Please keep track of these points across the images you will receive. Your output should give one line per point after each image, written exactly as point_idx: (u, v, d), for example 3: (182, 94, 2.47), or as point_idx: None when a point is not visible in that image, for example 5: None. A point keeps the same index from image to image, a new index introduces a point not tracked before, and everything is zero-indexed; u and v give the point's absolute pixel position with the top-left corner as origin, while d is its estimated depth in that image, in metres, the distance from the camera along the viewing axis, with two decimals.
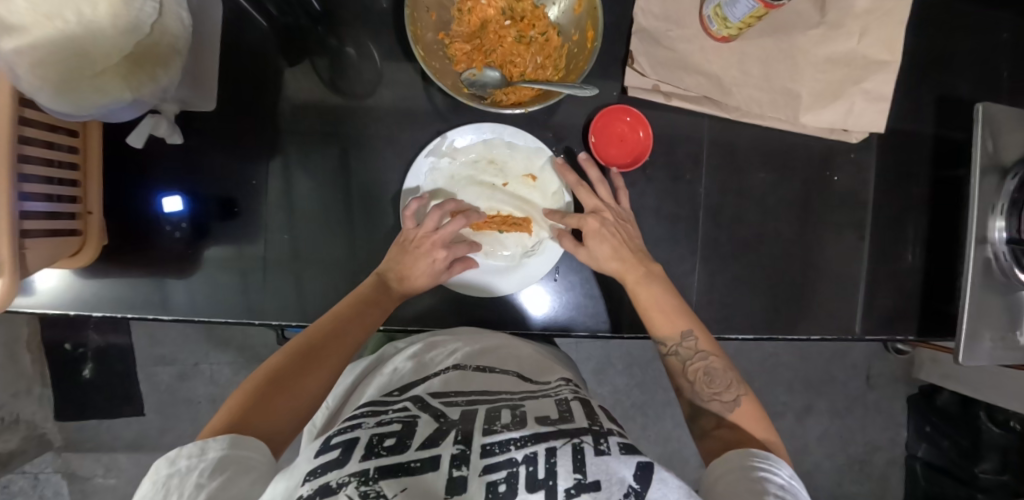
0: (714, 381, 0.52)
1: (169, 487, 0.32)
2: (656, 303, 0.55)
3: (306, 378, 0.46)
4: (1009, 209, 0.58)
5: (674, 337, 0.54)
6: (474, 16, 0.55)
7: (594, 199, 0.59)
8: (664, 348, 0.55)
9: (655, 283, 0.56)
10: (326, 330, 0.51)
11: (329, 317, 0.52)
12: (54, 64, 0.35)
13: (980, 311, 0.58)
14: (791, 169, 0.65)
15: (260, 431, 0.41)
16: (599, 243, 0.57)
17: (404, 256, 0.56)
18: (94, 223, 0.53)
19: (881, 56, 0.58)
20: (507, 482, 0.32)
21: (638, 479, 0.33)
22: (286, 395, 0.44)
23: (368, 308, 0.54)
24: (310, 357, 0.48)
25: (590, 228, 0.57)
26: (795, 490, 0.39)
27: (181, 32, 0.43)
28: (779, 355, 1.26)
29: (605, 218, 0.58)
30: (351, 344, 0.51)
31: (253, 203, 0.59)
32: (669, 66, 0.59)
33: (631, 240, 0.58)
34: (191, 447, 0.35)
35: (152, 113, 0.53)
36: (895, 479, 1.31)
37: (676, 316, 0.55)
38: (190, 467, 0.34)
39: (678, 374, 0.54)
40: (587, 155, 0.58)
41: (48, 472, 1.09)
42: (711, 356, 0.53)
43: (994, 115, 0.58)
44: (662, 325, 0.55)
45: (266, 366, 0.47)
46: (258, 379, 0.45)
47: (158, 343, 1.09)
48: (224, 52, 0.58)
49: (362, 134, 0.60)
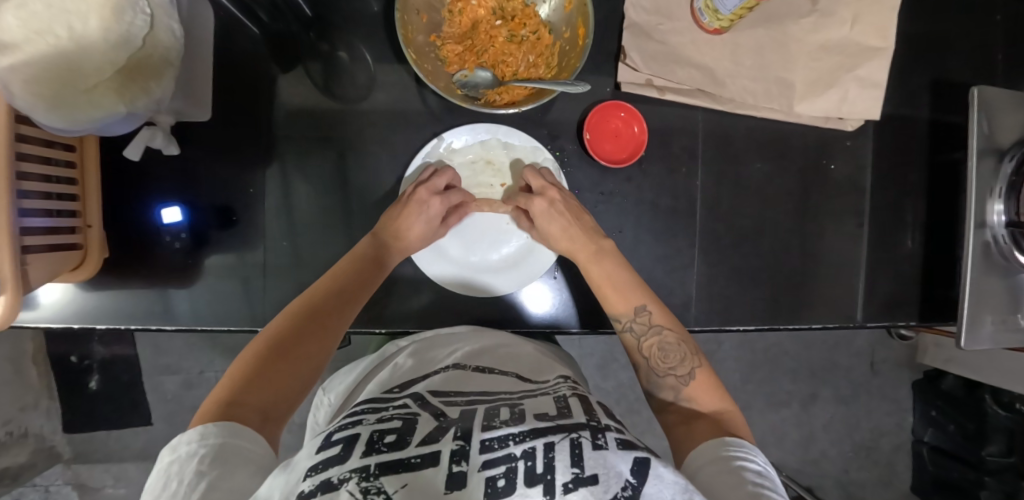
0: (669, 355, 0.53)
1: (170, 475, 0.34)
2: (609, 280, 0.57)
3: (311, 340, 0.47)
4: (1007, 192, 0.57)
5: (628, 312, 0.55)
6: (465, 17, 0.56)
7: (540, 179, 0.59)
8: (618, 325, 0.56)
9: (609, 261, 0.57)
10: (325, 293, 0.51)
11: (326, 279, 0.53)
12: (48, 79, 0.36)
13: (981, 295, 0.58)
14: (787, 158, 0.65)
15: (265, 403, 0.42)
16: (549, 220, 0.57)
17: (403, 209, 0.57)
18: (94, 236, 0.53)
19: (873, 43, 0.58)
20: (506, 476, 0.32)
21: (636, 474, 0.33)
22: (291, 358, 0.45)
23: (365, 269, 0.54)
24: (310, 321, 0.48)
25: (539, 212, 0.57)
26: (772, 478, 0.40)
27: (173, 43, 0.42)
28: (782, 344, 1.26)
29: (551, 198, 0.58)
30: (349, 305, 0.51)
31: (250, 213, 0.59)
32: (660, 60, 0.59)
33: (583, 219, 0.59)
34: (192, 434, 0.36)
35: (149, 125, 0.53)
36: (901, 464, 1.31)
37: (630, 293, 0.56)
38: (191, 453, 0.34)
39: (635, 350, 0.55)
40: (530, 167, 0.59)
41: (60, 484, 1.10)
42: (666, 329, 0.54)
43: (990, 98, 0.58)
44: (617, 302, 0.56)
45: (267, 330, 0.47)
46: (260, 343, 0.46)
47: (162, 352, 1.10)
48: (218, 61, 0.58)
49: (358, 140, 0.60)
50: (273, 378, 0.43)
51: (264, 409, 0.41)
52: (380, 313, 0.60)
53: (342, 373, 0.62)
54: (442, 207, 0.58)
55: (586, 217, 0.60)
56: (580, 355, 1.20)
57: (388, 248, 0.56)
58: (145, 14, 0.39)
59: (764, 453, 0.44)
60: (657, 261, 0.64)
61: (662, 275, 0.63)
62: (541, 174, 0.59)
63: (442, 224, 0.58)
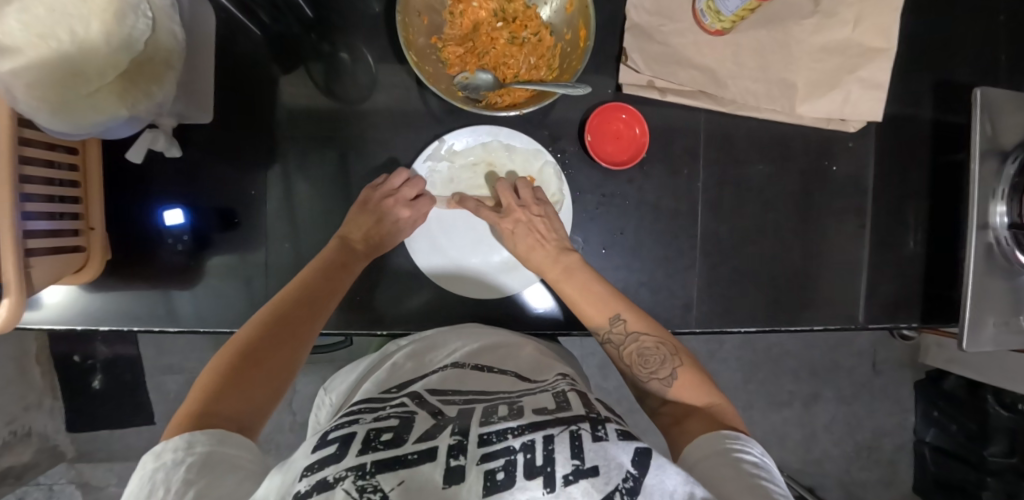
0: (649, 360, 0.53)
1: (155, 483, 0.33)
2: (581, 295, 0.56)
3: (279, 350, 0.47)
4: (1010, 193, 0.57)
5: (604, 324, 0.55)
6: (467, 18, 0.56)
7: (512, 197, 0.59)
8: (598, 337, 0.56)
9: (580, 274, 0.57)
10: (296, 298, 0.51)
11: (292, 287, 0.52)
12: (51, 83, 0.36)
13: (983, 296, 0.58)
14: (789, 159, 0.65)
15: (238, 412, 0.41)
16: (514, 241, 0.58)
17: (369, 218, 0.57)
18: (97, 238, 0.53)
19: (876, 44, 0.58)
20: (505, 469, 0.32)
21: (637, 464, 0.33)
22: (259, 370, 0.45)
23: (336, 273, 0.55)
24: (280, 328, 0.49)
25: (504, 233, 0.58)
26: (769, 468, 0.40)
27: (174, 46, 0.43)
28: (783, 345, 1.26)
29: (515, 219, 0.58)
30: (319, 311, 0.52)
31: (252, 215, 0.59)
32: (661, 61, 0.59)
33: (549, 235, 0.58)
34: (177, 442, 0.36)
35: (149, 128, 0.53)
36: (903, 464, 1.31)
37: (604, 303, 0.55)
38: (177, 461, 0.34)
39: (618, 359, 0.55)
40: (505, 185, 0.59)
41: (63, 484, 1.10)
42: (643, 335, 0.54)
43: (994, 98, 0.58)
44: (593, 315, 0.55)
45: (237, 340, 0.47)
46: (227, 356, 0.45)
47: (165, 352, 1.10)
48: (219, 61, 0.58)
49: (359, 139, 0.60)
50: (245, 388, 0.43)
51: (239, 419, 0.41)
52: (380, 315, 0.60)
53: (344, 373, 0.62)
54: (414, 220, 0.57)
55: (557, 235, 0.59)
56: (581, 355, 1.20)
57: (357, 252, 0.57)
58: (147, 17, 0.39)
59: (759, 443, 0.44)
60: (658, 263, 0.64)
61: (663, 277, 0.63)
62: (514, 194, 0.59)
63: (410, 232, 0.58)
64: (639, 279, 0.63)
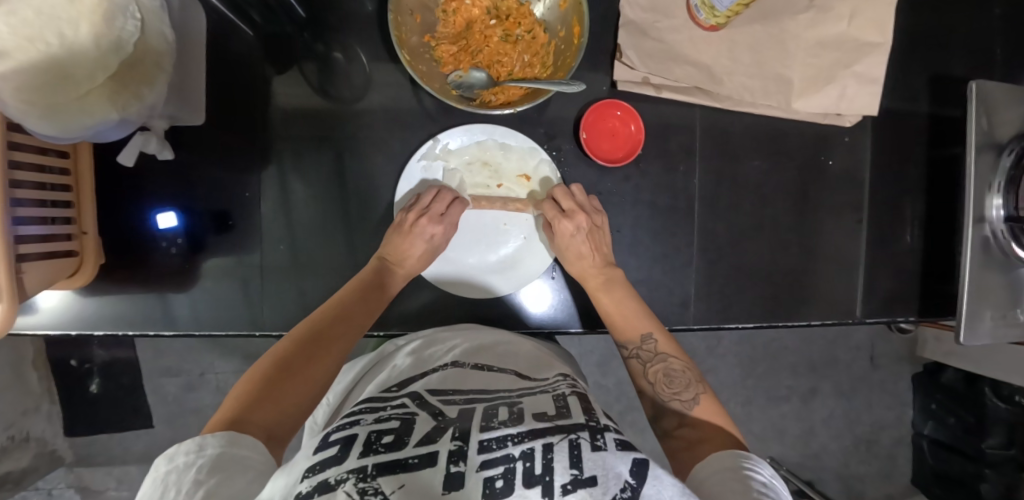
0: (674, 381, 0.53)
1: (168, 482, 0.33)
2: (619, 309, 0.57)
3: (313, 365, 0.47)
4: (1006, 186, 0.57)
5: (634, 340, 0.56)
6: (460, 16, 0.55)
7: (571, 199, 0.59)
8: (624, 352, 0.56)
9: (620, 290, 0.58)
10: (332, 315, 0.51)
11: (332, 303, 0.53)
12: (39, 87, 0.35)
13: (980, 289, 0.58)
14: (785, 155, 0.65)
15: (269, 423, 0.41)
16: (568, 243, 0.58)
17: (404, 234, 0.56)
18: (90, 242, 0.53)
19: (872, 38, 0.58)
20: (504, 477, 0.32)
21: (635, 475, 0.33)
22: (295, 383, 0.45)
23: (372, 291, 0.55)
24: (316, 343, 0.49)
25: (561, 232, 0.58)
26: (779, 490, 0.40)
27: (164, 47, 0.43)
28: (781, 339, 1.26)
29: (578, 223, 0.57)
30: (355, 328, 0.52)
31: (246, 216, 0.59)
32: (656, 57, 0.58)
33: (601, 248, 0.59)
34: (189, 443, 0.35)
35: (141, 130, 0.52)
36: (901, 457, 1.32)
37: (638, 319, 0.56)
38: (189, 463, 0.34)
39: (640, 376, 0.55)
40: (563, 185, 0.59)
41: (62, 488, 1.09)
42: (671, 357, 0.55)
43: (989, 92, 0.57)
44: (623, 330, 0.56)
45: (274, 352, 0.47)
46: (263, 366, 0.46)
47: (163, 355, 1.10)
48: (211, 60, 0.57)
49: (355, 140, 0.60)
50: (279, 400, 0.43)
51: (269, 429, 0.41)
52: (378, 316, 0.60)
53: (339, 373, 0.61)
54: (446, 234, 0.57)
55: (605, 248, 0.60)
56: (580, 353, 1.20)
57: (392, 270, 0.57)
58: (136, 19, 0.39)
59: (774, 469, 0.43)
60: (655, 260, 0.63)
61: (661, 274, 0.63)
62: (573, 195, 0.59)
63: (444, 248, 0.59)
64: (637, 276, 0.63)
